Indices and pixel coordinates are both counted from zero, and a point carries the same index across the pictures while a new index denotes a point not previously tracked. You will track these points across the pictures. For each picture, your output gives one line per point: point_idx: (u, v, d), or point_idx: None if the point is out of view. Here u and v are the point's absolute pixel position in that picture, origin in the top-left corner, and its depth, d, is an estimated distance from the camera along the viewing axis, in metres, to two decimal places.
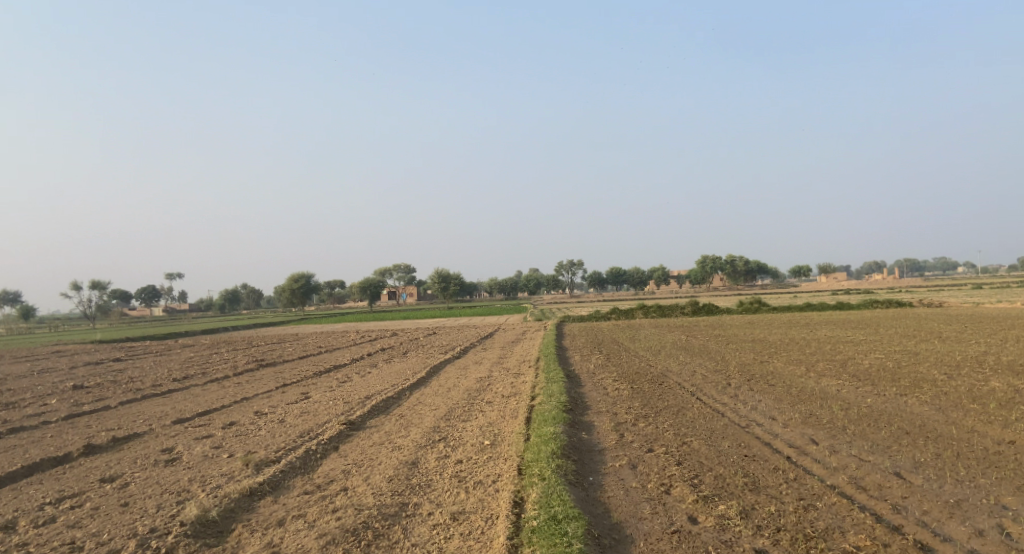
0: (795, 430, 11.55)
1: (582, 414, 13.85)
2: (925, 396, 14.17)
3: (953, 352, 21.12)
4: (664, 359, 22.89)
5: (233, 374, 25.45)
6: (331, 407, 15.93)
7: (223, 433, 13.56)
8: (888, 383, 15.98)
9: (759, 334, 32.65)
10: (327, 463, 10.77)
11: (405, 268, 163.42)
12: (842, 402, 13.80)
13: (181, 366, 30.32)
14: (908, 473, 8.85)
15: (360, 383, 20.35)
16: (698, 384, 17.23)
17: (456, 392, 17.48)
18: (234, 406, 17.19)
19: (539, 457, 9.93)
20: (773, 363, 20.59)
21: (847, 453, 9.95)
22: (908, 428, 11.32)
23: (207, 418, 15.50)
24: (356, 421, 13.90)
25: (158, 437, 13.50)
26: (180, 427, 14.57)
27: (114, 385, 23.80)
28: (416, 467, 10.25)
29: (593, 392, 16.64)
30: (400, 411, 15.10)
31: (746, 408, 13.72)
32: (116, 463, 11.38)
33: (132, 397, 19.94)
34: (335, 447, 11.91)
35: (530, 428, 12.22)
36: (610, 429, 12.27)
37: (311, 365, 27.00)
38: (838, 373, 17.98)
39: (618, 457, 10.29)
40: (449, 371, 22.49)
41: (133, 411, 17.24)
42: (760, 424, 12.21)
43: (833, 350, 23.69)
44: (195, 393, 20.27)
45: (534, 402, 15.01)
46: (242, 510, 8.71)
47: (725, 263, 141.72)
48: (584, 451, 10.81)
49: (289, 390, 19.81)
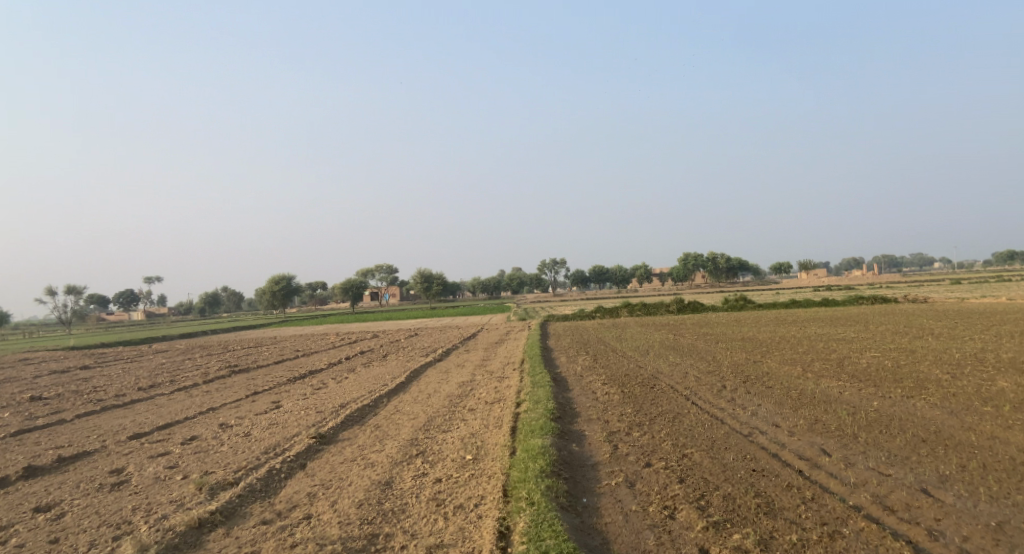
0: (802, 439, 10.70)
1: (571, 423, 12.87)
2: (934, 398, 13.39)
3: (951, 350, 20.46)
4: (654, 360, 22.04)
5: (202, 381, 24.22)
6: (301, 419, 14.83)
7: (182, 450, 12.41)
8: (891, 384, 15.21)
9: (749, 332, 32.01)
10: (291, 485, 9.69)
11: (387, 267, 161.40)
12: (848, 406, 12.99)
13: (150, 373, 29.02)
14: (937, 490, 8.05)
15: (335, 390, 19.24)
16: (692, 386, 16.36)
17: (436, 400, 16.41)
18: (198, 418, 16.03)
19: (527, 475, 8.93)
20: (768, 363, 19.78)
21: (864, 466, 9.11)
22: (925, 436, 10.53)
23: (166, 433, 14.32)
24: (327, 434, 12.83)
25: (109, 455, 12.31)
26: (135, 443, 13.37)
27: (75, 395, 22.52)
28: (389, 489, 9.21)
29: (581, 397, 15.70)
30: (375, 422, 14.03)
31: (746, 414, 12.84)
32: (56, 489, 10.20)
33: (91, 409, 18.62)
34: (302, 465, 10.82)
35: (516, 440, 11.24)
36: (603, 440, 11.30)
37: (286, 371, 25.82)
38: (837, 373, 17.19)
39: (614, 474, 9.32)
40: (431, 375, 21.42)
41: (88, 426, 15.95)
42: (764, 432, 11.34)
43: (828, 348, 23.00)
44: (159, 404, 19.00)
45: (519, 409, 14.00)
46: (188, 546, 7.65)
47: (708, 261, 141.93)
48: (576, 467, 9.83)
49: (259, 399, 18.61)
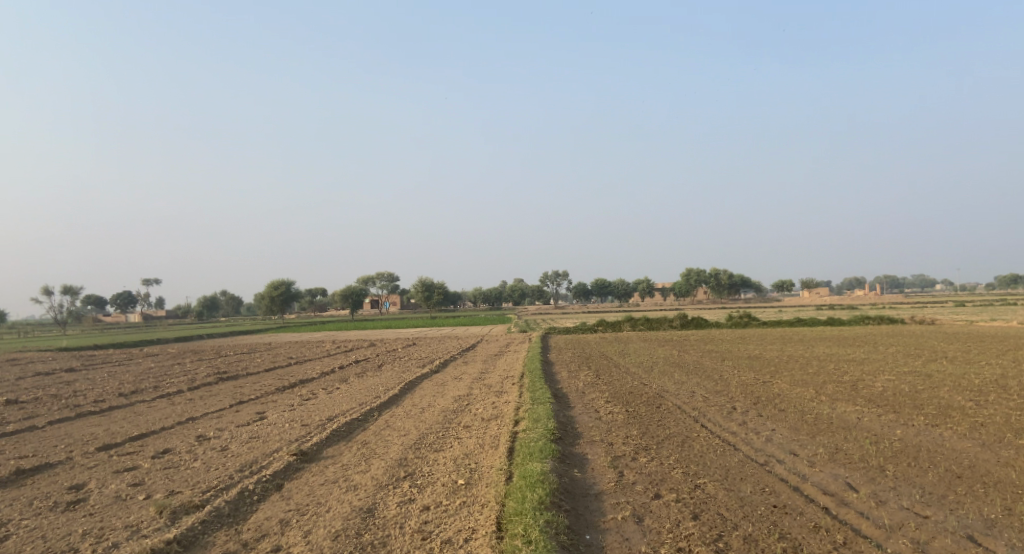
0: (825, 471, 9.81)
1: (573, 446, 11.94)
2: (961, 428, 12.49)
3: (971, 375, 19.48)
4: (659, 378, 21.12)
5: (188, 388, 23.23)
6: (284, 433, 13.92)
7: (151, 465, 11.49)
8: (913, 410, 14.30)
9: (755, 350, 31.07)
10: (262, 510, 8.80)
11: (388, 275, 160.32)
12: (869, 434, 12.09)
13: (135, 378, 28.02)
14: (985, 537, 7.24)
15: (324, 402, 18.29)
16: (700, 407, 15.46)
17: (429, 415, 15.48)
18: (175, 429, 15.10)
19: (524, 507, 8.00)
20: (779, 384, 18.90)
21: (899, 505, 8.21)
22: (959, 471, 9.65)
23: (139, 445, 13.40)
24: (309, 451, 11.93)
25: (72, 469, 11.41)
26: (103, 456, 12.45)
27: (54, 399, 21.60)
28: (370, 518, 8.30)
29: (583, 416, 14.76)
30: (363, 438, 13.14)
31: (760, 440, 11.96)
32: (5, 506, 9.31)
33: (65, 415, 17.68)
34: (278, 485, 9.92)
35: (512, 464, 10.32)
36: (607, 466, 10.38)
37: (276, 379, 24.86)
38: (853, 397, 16.27)
39: (621, 507, 8.41)
40: (425, 388, 20.47)
41: (58, 434, 15.04)
42: (782, 461, 10.42)
43: (839, 369, 22.07)
44: (138, 412, 18.07)
45: (517, 428, 13.07)
46: None
47: (710, 277, 141.10)
48: (578, 497, 8.93)
49: (243, 410, 17.65)
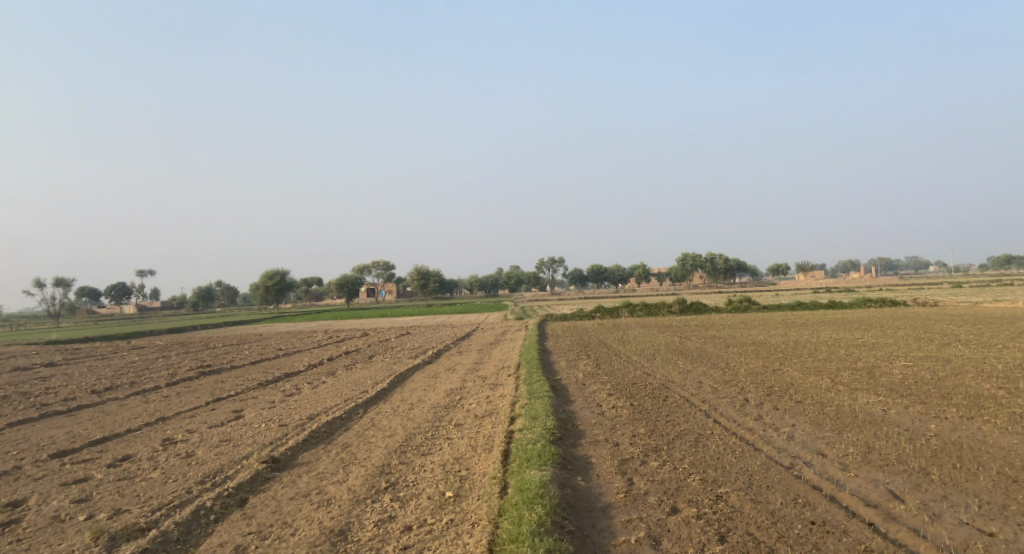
0: (861, 476, 8.62)
1: (575, 447, 10.74)
2: (999, 420, 11.36)
3: (992, 360, 18.31)
4: (663, 366, 19.97)
5: (166, 384, 21.95)
6: (258, 434, 12.71)
7: (105, 476, 10.25)
8: (941, 400, 13.16)
9: (759, 335, 29.97)
10: (218, 532, 7.61)
11: (384, 264, 158.82)
12: (900, 430, 10.92)
13: (114, 373, 26.68)
14: None
15: (307, 398, 17.01)
16: (710, 399, 14.30)
17: (418, 412, 14.26)
18: (142, 431, 13.89)
19: (520, 532, 6.81)
20: (791, 372, 17.77)
21: (956, 519, 7.08)
22: (1014, 474, 8.48)
23: (98, 451, 12.18)
24: (281, 458, 10.70)
25: (16, 482, 10.18)
26: (56, 465, 11.24)
27: (24, 398, 20.31)
28: (342, 543, 7.10)
29: (584, 411, 13.59)
30: (344, 440, 11.95)
31: (781, 437, 10.79)
32: None
33: (28, 416, 16.37)
34: (242, 500, 8.74)
35: (507, 472, 9.15)
36: (614, 472, 9.19)
37: (261, 373, 23.59)
38: (872, 386, 15.09)
39: (633, 526, 7.23)
40: (416, 380, 19.24)
41: (14, 438, 13.82)
42: (810, 464, 9.26)
43: (851, 355, 20.90)
44: (106, 411, 16.78)
45: (512, 428, 11.87)
46: None
47: (706, 261, 139.94)
48: (582, 513, 7.77)
49: (219, 408, 16.36)
